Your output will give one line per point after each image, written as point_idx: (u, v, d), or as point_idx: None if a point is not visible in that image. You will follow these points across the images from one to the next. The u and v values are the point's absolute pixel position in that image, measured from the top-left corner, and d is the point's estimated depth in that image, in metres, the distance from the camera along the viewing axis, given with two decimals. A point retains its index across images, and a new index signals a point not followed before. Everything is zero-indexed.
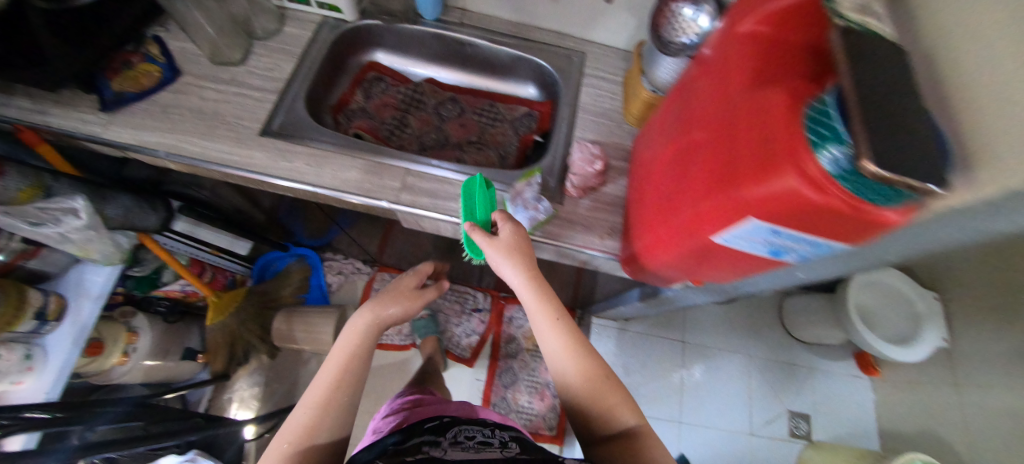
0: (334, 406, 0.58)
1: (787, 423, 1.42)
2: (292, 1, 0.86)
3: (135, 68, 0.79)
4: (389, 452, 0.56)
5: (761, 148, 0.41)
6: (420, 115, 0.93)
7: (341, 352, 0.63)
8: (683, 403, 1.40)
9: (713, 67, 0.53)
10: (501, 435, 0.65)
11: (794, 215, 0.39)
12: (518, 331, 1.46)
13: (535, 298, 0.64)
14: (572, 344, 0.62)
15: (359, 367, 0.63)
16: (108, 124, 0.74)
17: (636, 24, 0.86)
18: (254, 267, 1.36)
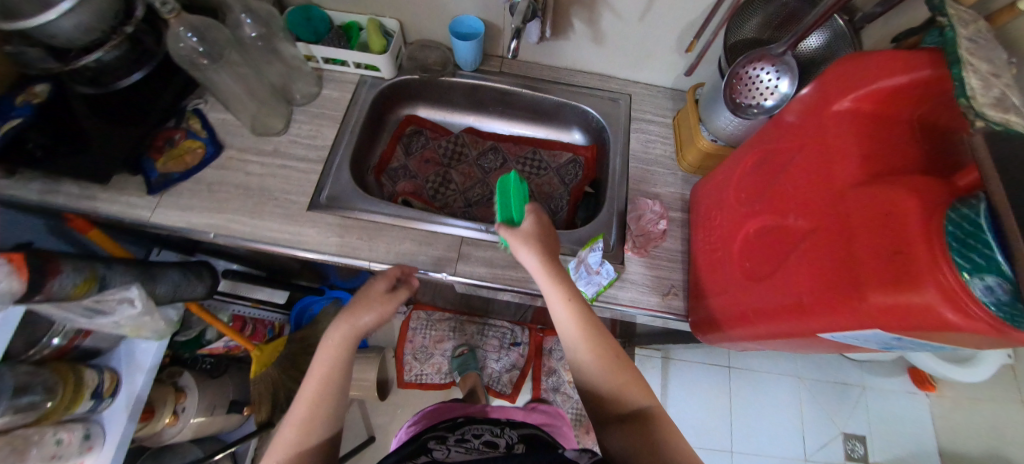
0: (308, 397, 0.50)
1: (843, 446, 1.37)
2: (328, 62, 0.83)
3: (179, 146, 0.77)
4: (404, 450, 0.59)
5: (886, 258, 0.37)
6: (463, 168, 0.91)
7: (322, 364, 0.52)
8: (733, 430, 1.36)
9: (801, 141, 0.49)
10: (510, 435, 0.67)
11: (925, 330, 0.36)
12: (558, 364, 1.41)
13: (549, 283, 0.58)
14: (589, 331, 0.55)
15: (347, 356, 0.54)
16: (156, 207, 0.73)
17: (684, 65, 0.82)
18: (291, 313, 1.26)
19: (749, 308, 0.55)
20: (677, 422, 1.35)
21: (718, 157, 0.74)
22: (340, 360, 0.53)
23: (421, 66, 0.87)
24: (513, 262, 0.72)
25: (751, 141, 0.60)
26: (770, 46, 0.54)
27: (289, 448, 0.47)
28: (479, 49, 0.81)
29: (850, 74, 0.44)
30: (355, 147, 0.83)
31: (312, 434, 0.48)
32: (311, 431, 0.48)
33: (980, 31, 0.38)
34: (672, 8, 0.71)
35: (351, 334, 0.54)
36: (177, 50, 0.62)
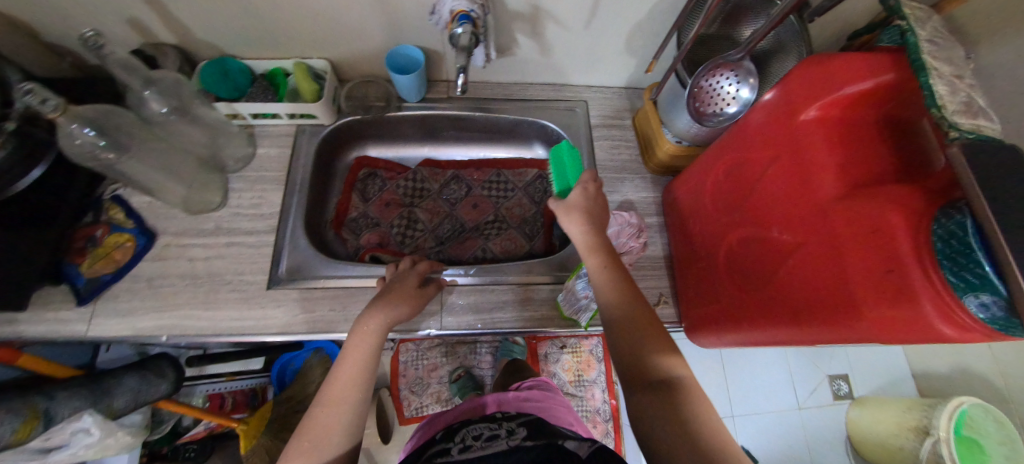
0: (319, 409, 0.46)
1: (829, 387, 1.36)
2: (258, 118, 0.75)
3: (103, 244, 0.68)
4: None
5: (877, 274, 0.37)
6: (427, 204, 0.86)
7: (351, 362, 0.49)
8: (730, 394, 1.33)
9: (772, 150, 0.49)
10: (511, 424, 0.61)
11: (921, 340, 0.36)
12: (560, 367, 1.29)
13: (598, 251, 0.53)
14: (622, 286, 0.51)
15: (365, 364, 0.50)
16: (92, 318, 0.65)
17: (636, 64, 0.80)
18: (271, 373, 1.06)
19: (739, 320, 0.54)
20: None
21: (685, 157, 0.72)
22: (360, 365, 0.49)
23: (361, 105, 0.80)
24: (500, 303, 0.69)
25: (719, 144, 0.58)
26: (729, 54, 0.52)
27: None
28: (422, 80, 0.75)
29: (814, 81, 0.44)
30: (308, 206, 0.76)
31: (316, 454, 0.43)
32: (311, 452, 0.43)
33: (936, 30, 0.38)
34: (617, 12, 0.68)
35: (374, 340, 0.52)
36: (73, 146, 0.52)
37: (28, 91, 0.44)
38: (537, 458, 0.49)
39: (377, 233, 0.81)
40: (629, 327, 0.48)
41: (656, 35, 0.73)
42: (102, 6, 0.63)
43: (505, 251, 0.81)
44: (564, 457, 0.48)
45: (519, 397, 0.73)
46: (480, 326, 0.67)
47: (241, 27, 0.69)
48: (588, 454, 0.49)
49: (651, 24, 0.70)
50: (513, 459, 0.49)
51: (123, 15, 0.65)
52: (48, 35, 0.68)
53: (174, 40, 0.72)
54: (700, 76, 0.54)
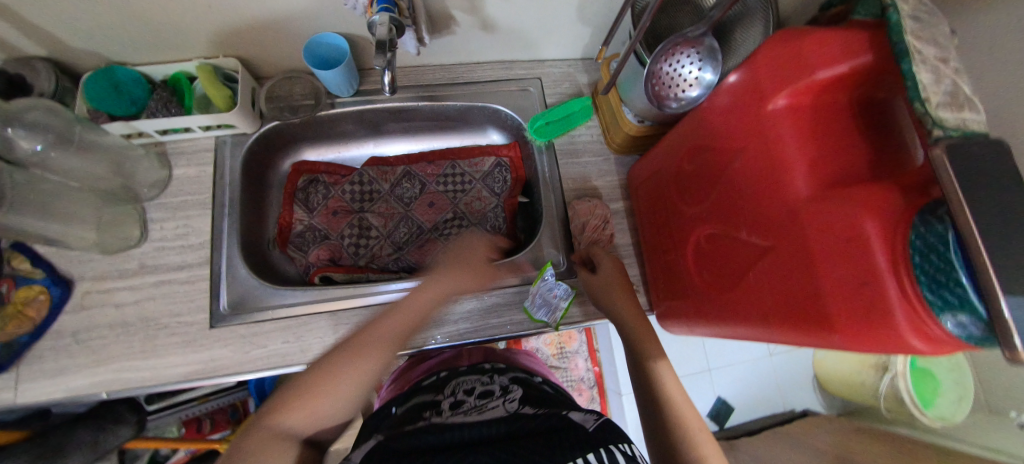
0: (354, 346, 0.50)
1: None
2: (165, 133, 0.65)
3: (11, 300, 0.59)
4: (392, 424, 0.52)
5: (849, 284, 0.34)
6: (379, 208, 0.79)
7: (399, 324, 0.54)
8: (706, 349, 1.28)
9: (738, 141, 0.44)
10: (502, 379, 0.63)
11: (891, 348, 0.34)
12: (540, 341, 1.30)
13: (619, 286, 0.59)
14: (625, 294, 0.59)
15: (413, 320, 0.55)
16: (19, 383, 0.58)
17: (592, 32, 0.71)
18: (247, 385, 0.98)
19: (709, 318, 0.52)
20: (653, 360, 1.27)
21: (651, 137, 0.66)
22: (406, 319, 0.54)
23: (286, 106, 0.70)
24: (465, 315, 0.64)
25: (684, 129, 0.53)
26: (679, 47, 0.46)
27: (303, 397, 0.45)
28: (351, 71, 0.65)
29: (783, 65, 0.39)
30: (242, 227, 0.67)
31: (337, 390, 0.47)
32: (335, 387, 0.47)
33: (919, 1, 0.34)
34: None
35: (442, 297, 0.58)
36: None
37: None
38: (538, 425, 0.47)
39: (328, 248, 0.74)
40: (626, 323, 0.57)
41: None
42: None
43: None
44: (566, 427, 0.46)
45: (506, 352, 0.77)
46: (444, 341, 0.62)
47: (122, 29, 0.59)
48: (594, 427, 0.45)
49: None
50: (513, 423, 0.49)
51: None
52: None
53: (46, 53, 0.62)
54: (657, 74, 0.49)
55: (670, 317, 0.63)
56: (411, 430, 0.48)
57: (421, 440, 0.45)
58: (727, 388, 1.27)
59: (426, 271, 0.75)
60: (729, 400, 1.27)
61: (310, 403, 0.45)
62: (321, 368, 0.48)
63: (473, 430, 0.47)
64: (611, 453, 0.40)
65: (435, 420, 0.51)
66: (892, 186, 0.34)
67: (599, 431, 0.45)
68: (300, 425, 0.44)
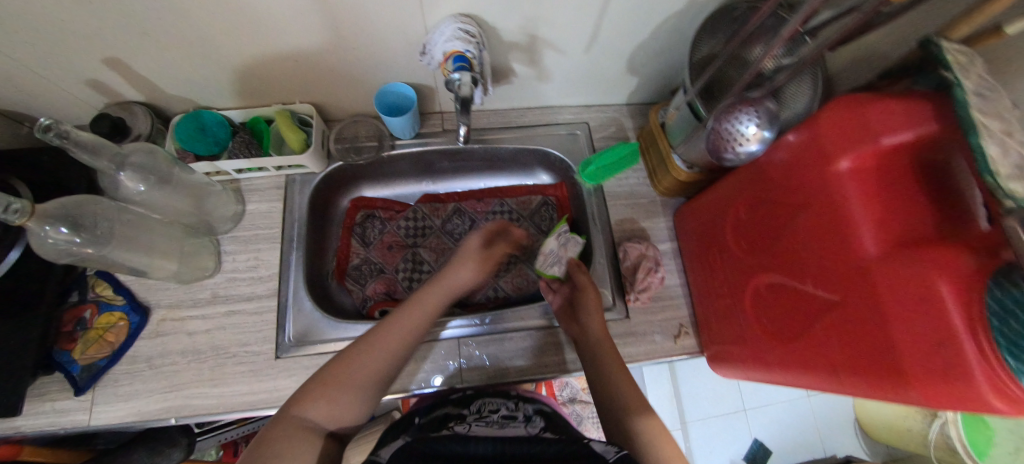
0: (366, 348, 0.52)
1: None
2: (244, 172, 0.71)
3: (94, 325, 0.64)
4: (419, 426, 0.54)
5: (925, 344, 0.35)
6: (430, 242, 0.82)
7: (407, 323, 0.56)
8: (741, 388, 1.25)
9: (800, 197, 0.46)
10: (527, 407, 0.60)
11: (975, 408, 0.34)
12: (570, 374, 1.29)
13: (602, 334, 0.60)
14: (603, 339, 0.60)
15: (421, 325, 0.58)
16: (93, 405, 0.61)
17: (638, 81, 0.76)
18: None
19: (771, 366, 0.52)
20: (687, 398, 1.24)
21: (698, 182, 0.69)
22: (409, 332, 0.56)
23: (352, 146, 0.75)
24: (518, 351, 0.66)
25: (739, 180, 0.56)
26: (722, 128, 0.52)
27: (326, 388, 0.48)
28: (416, 117, 0.71)
29: (847, 131, 0.41)
30: (307, 262, 0.71)
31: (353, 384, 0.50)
32: (352, 379, 0.50)
33: (981, 77, 0.37)
34: (617, 34, 0.64)
35: (434, 310, 0.60)
36: (47, 245, 0.48)
37: None
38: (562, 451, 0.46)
39: (384, 281, 0.77)
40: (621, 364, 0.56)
41: (659, 52, 0.69)
42: (59, 71, 0.59)
43: (516, 288, 0.79)
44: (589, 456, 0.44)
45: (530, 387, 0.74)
46: (495, 376, 0.65)
47: (217, 80, 0.65)
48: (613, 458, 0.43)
49: (653, 43, 0.67)
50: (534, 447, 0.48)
51: (85, 77, 0.61)
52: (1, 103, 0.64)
53: (142, 97, 0.68)
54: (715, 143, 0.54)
55: (722, 358, 0.63)
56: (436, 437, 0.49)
57: (446, 448, 0.47)
58: (763, 430, 1.23)
59: (477, 307, 0.77)
60: (766, 442, 1.23)
61: (331, 394, 0.48)
62: (342, 362, 0.51)
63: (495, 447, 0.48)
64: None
65: (458, 430, 0.51)
66: (965, 248, 0.35)
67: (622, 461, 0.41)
68: (322, 416, 0.47)
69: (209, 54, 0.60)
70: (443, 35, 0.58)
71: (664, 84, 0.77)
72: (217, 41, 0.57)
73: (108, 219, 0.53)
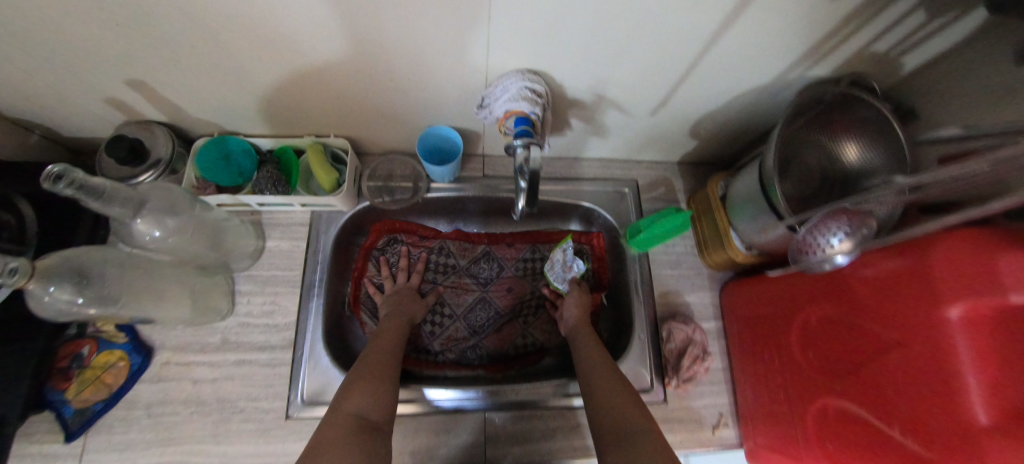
0: (370, 348, 0.56)
1: None
2: (266, 206, 0.65)
3: (91, 365, 0.59)
4: None
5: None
6: (454, 281, 0.77)
7: (391, 325, 0.61)
8: None
9: (893, 329, 0.42)
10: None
11: None
12: None
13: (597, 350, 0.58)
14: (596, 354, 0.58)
15: (399, 326, 0.62)
16: (83, 454, 0.56)
17: (697, 145, 0.71)
18: None
19: None
20: None
21: (754, 263, 0.65)
22: (394, 334, 0.60)
23: (384, 186, 0.70)
24: (547, 431, 0.62)
25: (811, 284, 0.52)
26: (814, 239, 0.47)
27: (354, 386, 0.48)
28: (458, 164, 0.67)
29: (963, 275, 0.37)
30: (328, 309, 0.66)
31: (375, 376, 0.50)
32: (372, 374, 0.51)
33: None
34: (688, 101, 0.59)
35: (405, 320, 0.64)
36: (45, 305, 0.42)
37: None
38: None
39: None
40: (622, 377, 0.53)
41: (727, 121, 0.64)
42: (77, 88, 0.53)
43: (547, 336, 0.75)
44: None
45: None
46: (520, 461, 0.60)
47: (249, 109, 0.60)
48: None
49: (723, 114, 0.62)
50: None
51: (103, 95, 0.55)
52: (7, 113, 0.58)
53: (164, 118, 0.62)
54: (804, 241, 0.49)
55: (767, 458, 0.60)
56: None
57: None
58: None
59: (504, 361, 0.73)
60: None
61: (359, 389, 0.48)
62: (359, 367, 0.52)
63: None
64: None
65: None
66: None
67: None
68: (364, 406, 0.46)
69: (245, 84, 0.55)
70: (507, 91, 0.52)
71: (722, 150, 0.73)
72: (257, 73, 0.52)
73: (119, 266, 0.48)
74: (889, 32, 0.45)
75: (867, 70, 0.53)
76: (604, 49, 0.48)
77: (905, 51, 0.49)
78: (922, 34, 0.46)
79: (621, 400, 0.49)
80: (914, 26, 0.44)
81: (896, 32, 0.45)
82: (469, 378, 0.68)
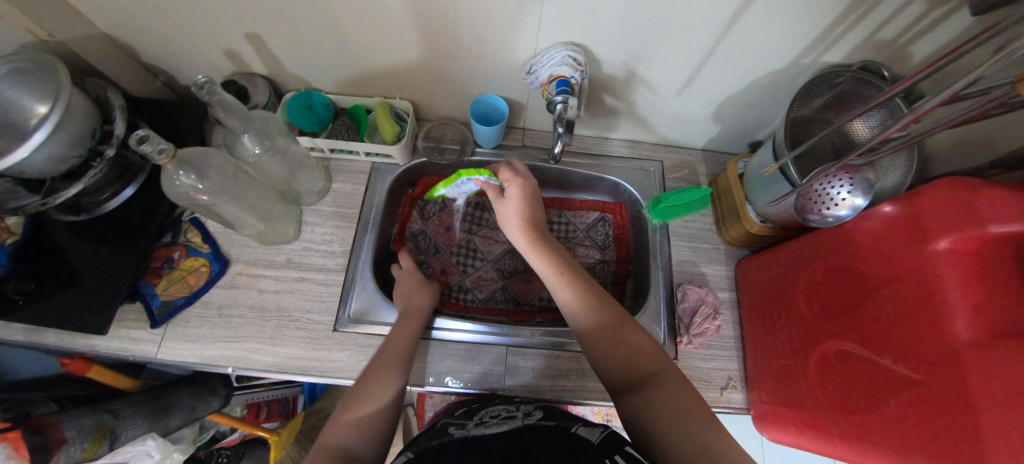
0: (373, 365, 0.55)
1: None
2: (337, 152, 0.77)
3: (179, 266, 0.70)
4: (418, 440, 0.56)
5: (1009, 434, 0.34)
6: (486, 233, 0.85)
7: (401, 335, 0.60)
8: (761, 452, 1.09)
9: (892, 269, 0.47)
10: (527, 407, 0.61)
11: None
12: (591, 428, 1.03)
13: (574, 279, 0.57)
14: (576, 287, 0.56)
15: (405, 346, 0.59)
16: (162, 341, 0.66)
17: (720, 130, 0.78)
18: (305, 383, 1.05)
19: (831, 435, 0.51)
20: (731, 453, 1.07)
21: (769, 237, 0.69)
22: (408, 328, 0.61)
23: (436, 146, 0.82)
24: (563, 372, 0.67)
25: (820, 243, 0.57)
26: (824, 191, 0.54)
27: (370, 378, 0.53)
28: (502, 129, 0.76)
29: (948, 211, 0.42)
30: (376, 245, 0.75)
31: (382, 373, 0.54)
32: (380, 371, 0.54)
33: None
34: (712, 81, 0.67)
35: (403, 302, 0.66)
36: (173, 188, 0.54)
37: (143, 139, 0.45)
38: (549, 437, 0.49)
39: (442, 261, 0.82)
40: (602, 317, 0.53)
41: (748, 106, 0.71)
42: (208, 38, 0.67)
43: None
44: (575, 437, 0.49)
45: None
46: (526, 392, 0.66)
47: (334, 67, 0.71)
48: (599, 439, 0.48)
49: (744, 97, 0.70)
50: (524, 435, 0.50)
51: (225, 47, 0.69)
52: (149, 57, 0.72)
53: (265, 71, 0.75)
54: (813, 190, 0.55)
55: (772, 419, 0.62)
56: (435, 445, 0.51)
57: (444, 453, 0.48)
58: None
59: (528, 306, 0.80)
60: None
61: (377, 387, 0.52)
62: (376, 362, 0.56)
63: (489, 444, 0.49)
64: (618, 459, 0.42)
65: (456, 435, 0.54)
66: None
67: (602, 441, 0.47)
68: (351, 438, 0.47)
69: (336, 44, 0.66)
70: (551, 59, 0.62)
71: (743, 137, 0.80)
72: (346, 32, 0.63)
73: (226, 173, 0.58)
74: (894, 19, 0.52)
75: (879, 59, 0.60)
76: (639, 22, 0.56)
77: (911, 38, 0.55)
78: (925, 23, 0.52)
79: (632, 348, 0.50)
80: (916, 13, 0.51)
81: (898, 20, 0.52)
82: (492, 319, 0.75)
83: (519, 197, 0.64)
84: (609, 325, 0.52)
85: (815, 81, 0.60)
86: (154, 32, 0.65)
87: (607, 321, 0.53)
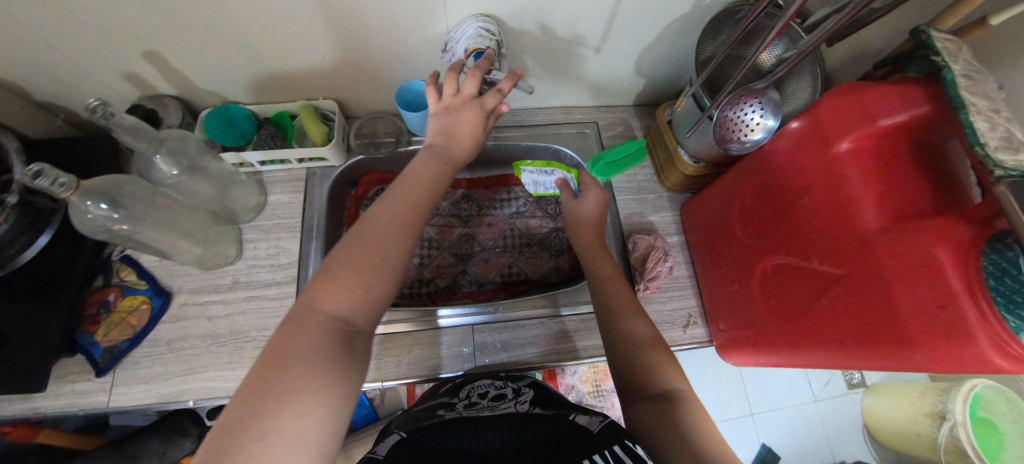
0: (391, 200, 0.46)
1: (841, 374, 1.20)
2: (266, 164, 0.74)
3: (117, 309, 0.66)
4: (410, 420, 0.57)
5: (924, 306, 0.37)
6: (439, 221, 0.84)
7: (424, 172, 0.51)
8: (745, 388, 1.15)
9: (806, 180, 0.49)
10: (518, 383, 0.65)
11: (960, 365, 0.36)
12: (577, 397, 1.04)
13: (602, 256, 0.60)
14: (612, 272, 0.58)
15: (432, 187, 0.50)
16: (112, 388, 0.62)
17: (644, 83, 0.81)
18: None
19: (780, 347, 0.54)
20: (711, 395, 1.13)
21: (705, 176, 0.72)
22: (418, 199, 0.48)
23: (371, 142, 0.80)
24: (530, 339, 0.68)
25: (747, 168, 0.59)
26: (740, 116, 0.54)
27: (340, 279, 0.39)
28: None
29: (844, 114, 0.44)
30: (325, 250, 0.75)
31: (363, 288, 0.40)
32: (356, 282, 0.39)
33: (968, 62, 0.38)
34: (627, 34, 0.68)
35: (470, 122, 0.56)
36: (87, 221, 0.51)
37: (38, 173, 0.42)
38: (545, 434, 0.50)
39: None
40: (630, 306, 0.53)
41: (665, 54, 0.74)
42: (102, 65, 0.63)
43: (533, 268, 0.82)
44: (574, 432, 0.48)
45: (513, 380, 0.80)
46: (497, 366, 0.66)
47: (245, 75, 0.69)
48: (599, 429, 0.47)
49: (659, 45, 0.71)
50: (525, 430, 0.52)
51: (123, 71, 0.65)
52: (39, 94, 0.67)
53: (174, 91, 0.71)
54: (727, 115, 0.55)
55: (733, 345, 0.65)
56: (428, 427, 0.53)
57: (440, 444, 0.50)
58: (772, 437, 1.13)
59: (492, 285, 0.80)
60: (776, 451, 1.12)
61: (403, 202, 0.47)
62: (408, 178, 0.50)
63: (485, 439, 0.51)
64: (616, 453, 0.40)
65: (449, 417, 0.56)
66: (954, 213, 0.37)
67: (604, 430, 0.46)
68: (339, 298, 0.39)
69: (239, 50, 0.63)
70: (465, 33, 0.61)
71: (667, 85, 0.82)
72: (247, 37, 0.60)
73: (144, 201, 0.55)
74: None
75: None
76: None
77: None
78: None
79: (653, 356, 0.47)
80: None
81: None
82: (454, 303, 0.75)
83: (593, 202, 0.66)
84: (641, 341, 0.48)
85: (718, 20, 0.62)
86: (34, 65, 0.60)
87: (642, 355, 0.47)
